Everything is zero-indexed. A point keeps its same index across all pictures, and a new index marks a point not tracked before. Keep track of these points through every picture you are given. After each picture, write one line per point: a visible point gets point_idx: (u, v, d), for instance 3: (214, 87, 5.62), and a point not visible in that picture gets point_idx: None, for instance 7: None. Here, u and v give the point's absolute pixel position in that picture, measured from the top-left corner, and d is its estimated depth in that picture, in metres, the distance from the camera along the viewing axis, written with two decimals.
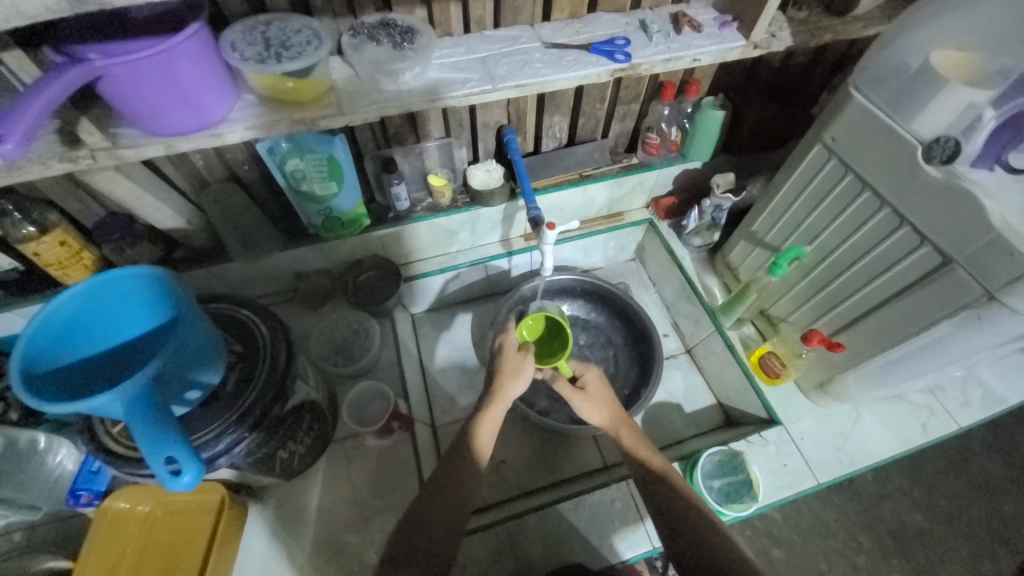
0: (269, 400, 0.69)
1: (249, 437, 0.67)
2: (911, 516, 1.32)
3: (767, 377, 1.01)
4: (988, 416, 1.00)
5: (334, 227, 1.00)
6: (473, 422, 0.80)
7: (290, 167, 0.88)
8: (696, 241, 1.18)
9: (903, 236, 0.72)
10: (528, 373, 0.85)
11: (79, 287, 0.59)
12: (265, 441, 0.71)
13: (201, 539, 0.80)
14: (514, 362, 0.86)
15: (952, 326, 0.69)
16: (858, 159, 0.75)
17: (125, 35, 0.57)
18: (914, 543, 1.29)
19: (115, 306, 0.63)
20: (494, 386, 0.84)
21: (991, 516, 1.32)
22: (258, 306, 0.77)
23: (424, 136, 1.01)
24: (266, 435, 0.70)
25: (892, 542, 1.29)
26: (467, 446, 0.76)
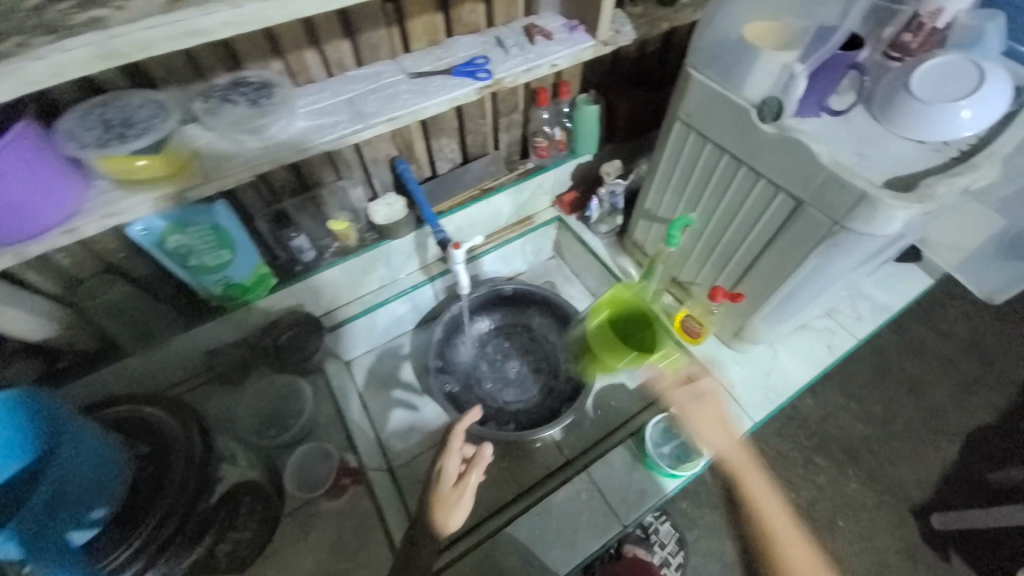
0: (186, 507, 0.67)
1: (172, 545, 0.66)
2: (856, 429, 1.44)
3: (691, 338, 1.08)
4: (878, 324, 1.13)
5: (239, 296, 0.95)
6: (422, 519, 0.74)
7: (171, 244, 0.83)
8: (602, 228, 1.25)
9: (762, 188, 0.80)
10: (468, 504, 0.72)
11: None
12: (191, 545, 0.68)
13: None
14: (450, 499, 0.71)
15: (818, 257, 0.78)
16: (710, 129, 0.83)
17: None
18: (863, 452, 1.41)
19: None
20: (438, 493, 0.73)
21: (921, 411, 1.46)
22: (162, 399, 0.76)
23: (314, 183, 0.99)
24: (189, 540, 0.68)
25: (844, 456, 1.41)
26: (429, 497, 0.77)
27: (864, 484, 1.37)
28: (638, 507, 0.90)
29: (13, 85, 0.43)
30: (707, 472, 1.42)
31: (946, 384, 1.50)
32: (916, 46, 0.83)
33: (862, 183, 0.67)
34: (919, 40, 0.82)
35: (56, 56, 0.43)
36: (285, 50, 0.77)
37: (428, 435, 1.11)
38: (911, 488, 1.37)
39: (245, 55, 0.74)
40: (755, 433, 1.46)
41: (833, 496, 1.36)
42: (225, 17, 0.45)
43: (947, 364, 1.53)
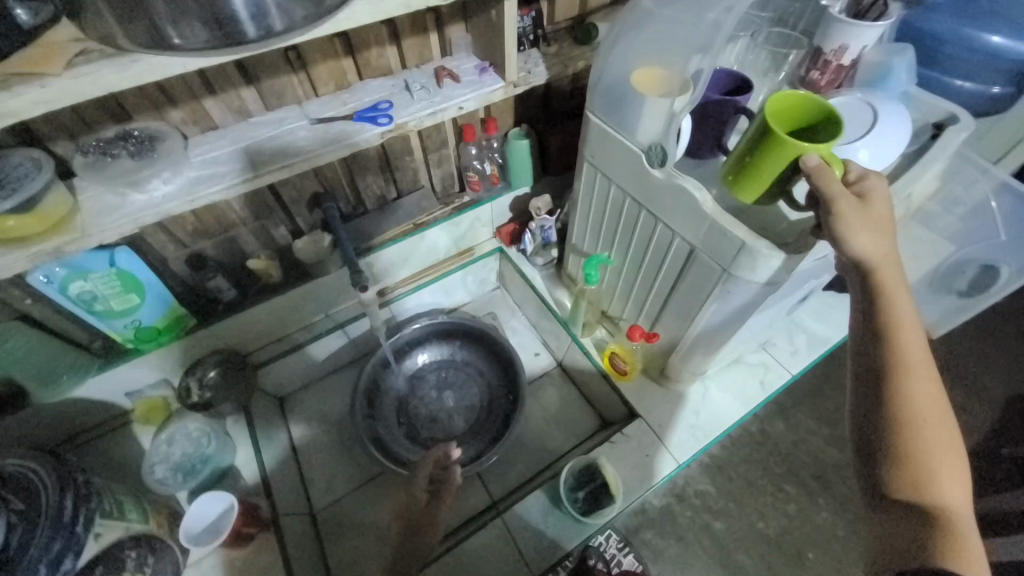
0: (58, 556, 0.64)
1: None
2: (825, 457, 1.37)
3: (617, 374, 1.06)
4: (814, 358, 1.11)
5: (151, 335, 0.95)
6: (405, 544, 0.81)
7: (74, 291, 0.83)
8: (539, 260, 1.24)
9: (661, 232, 0.80)
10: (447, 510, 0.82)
11: None
12: None
13: None
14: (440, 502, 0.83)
15: (716, 301, 0.77)
16: (613, 172, 0.83)
17: None
18: (832, 476, 1.34)
19: None
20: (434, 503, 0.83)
21: None
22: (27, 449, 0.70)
23: (232, 224, 0.99)
24: None
25: (814, 483, 1.33)
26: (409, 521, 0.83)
27: (835, 513, 1.29)
28: (551, 554, 0.87)
29: None
30: (671, 498, 1.32)
31: None
32: (826, 82, 0.81)
33: (742, 232, 0.66)
34: (829, 76, 0.80)
35: None
36: (179, 100, 0.78)
37: (356, 474, 1.09)
38: None
39: (134, 108, 0.75)
40: (721, 459, 1.38)
41: (803, 526, 1.28)
42: (31, 97, 0.48)
43: None
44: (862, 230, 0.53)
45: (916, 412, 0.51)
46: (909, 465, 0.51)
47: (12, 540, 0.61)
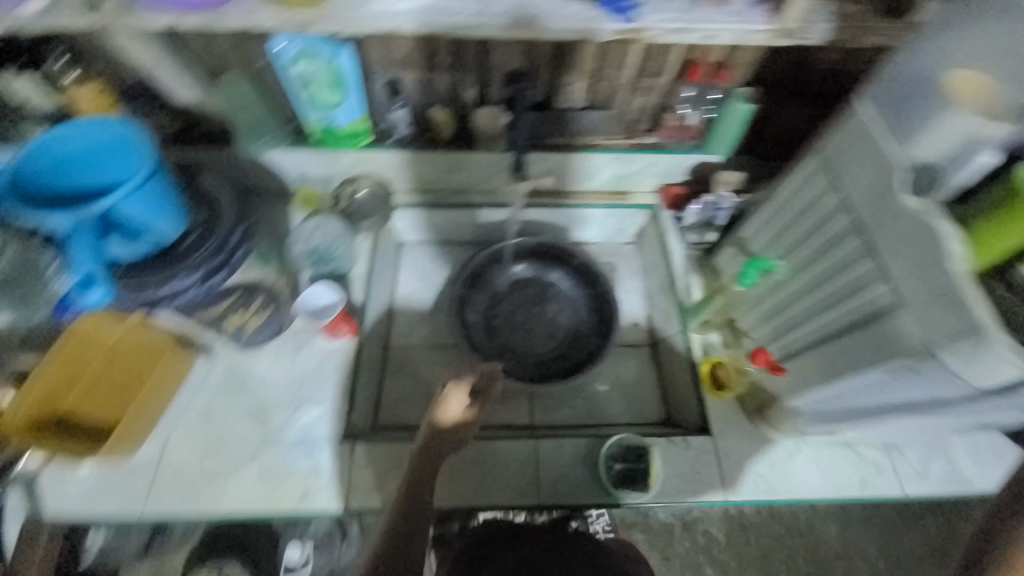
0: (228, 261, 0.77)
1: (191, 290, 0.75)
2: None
3: (712, 387, 0.99)
4: (941, 491, 0.94)
5: (332, 138, 1.06)
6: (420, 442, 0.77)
7: (295, 70, 0.92)
8: (691, 237, 1.15)
9: (864, 270, 0.67)
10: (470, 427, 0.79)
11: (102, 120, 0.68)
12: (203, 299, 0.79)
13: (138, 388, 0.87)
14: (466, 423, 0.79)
15: (887, 372, 0.65)
16: (847, 181, 0.69)
17: None
18: None
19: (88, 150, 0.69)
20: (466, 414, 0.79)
21: None
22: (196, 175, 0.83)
23: (434, 67, 1.01)
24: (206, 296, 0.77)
25: None
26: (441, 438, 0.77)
27: None
28: (563, 495, 0.90)
29: None
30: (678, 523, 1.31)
31: None
32: None
33: (985, 315, 0.52)
34: None
35: None
36: None
37: (431, 336, 1.17)
38: None
39: None
40: (749, 520, 1.31)
41: None
42: None
43: None
44: None
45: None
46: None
47: (189, 238, 0.77)
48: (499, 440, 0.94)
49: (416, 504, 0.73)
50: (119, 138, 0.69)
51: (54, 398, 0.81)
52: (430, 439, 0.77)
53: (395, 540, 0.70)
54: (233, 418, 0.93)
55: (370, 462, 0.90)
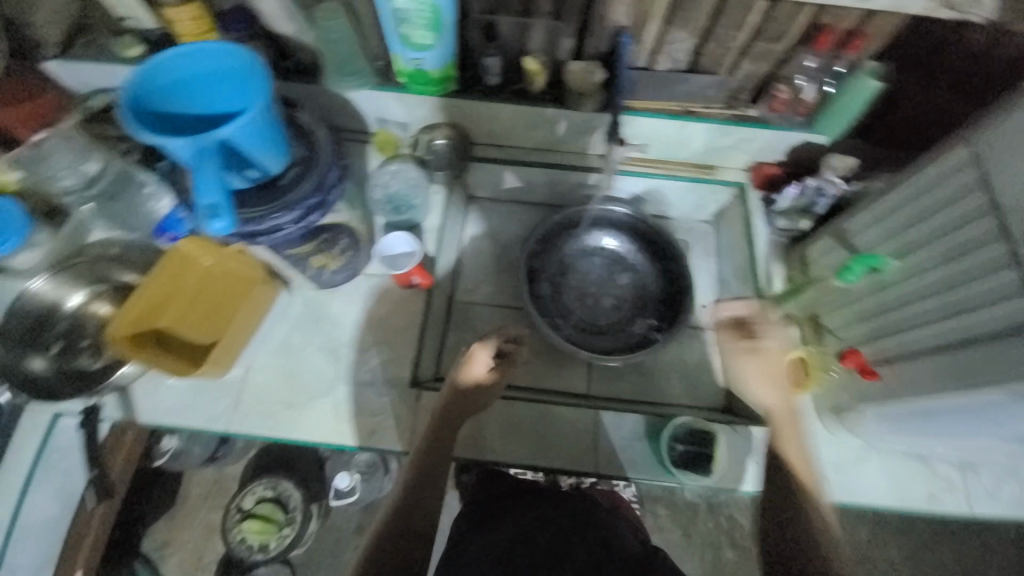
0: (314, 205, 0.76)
1: (289, 229, 0.76)
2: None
3: (787, 383, 0.94)
4: (1012, 515, 0.90)
5: (421, 81, 1.02)
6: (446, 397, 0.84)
7: (394, 6, 0.87)
8: (780, 222, 1.06)
9: (1004, 282, 0.62)
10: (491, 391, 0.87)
11: (217, 46, 0.67)
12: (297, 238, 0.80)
13: (228, 309, 0.90)
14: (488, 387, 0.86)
15: (1010, 394, 0.62)
16: (1003, 179, 0.62)
17: None
18: None
19: (203, 76, 0.69)
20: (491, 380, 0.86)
21: None
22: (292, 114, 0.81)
23: (534, 12, 0.95)
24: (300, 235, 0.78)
25: None
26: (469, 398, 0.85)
27: None
28: (610, 465, 0.93)
29: None
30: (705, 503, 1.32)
31: None
32: None
33: None
34: None
35: None
36: None
37: (494, 294, 1.17)
38: None
39: None
40: None
41: None
42: None
43: None
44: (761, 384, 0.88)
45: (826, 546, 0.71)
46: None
47: (286, 173, 0.76)
48: (560, 406, 0.96)
49: (438, 458, 0.81)
50: (231, 65, 0.69)
51: (155, 314, 0.87)
52: (456, 394, 0.84)
53: (418, 480, 0.77)
54: (308, 351, 0.97)
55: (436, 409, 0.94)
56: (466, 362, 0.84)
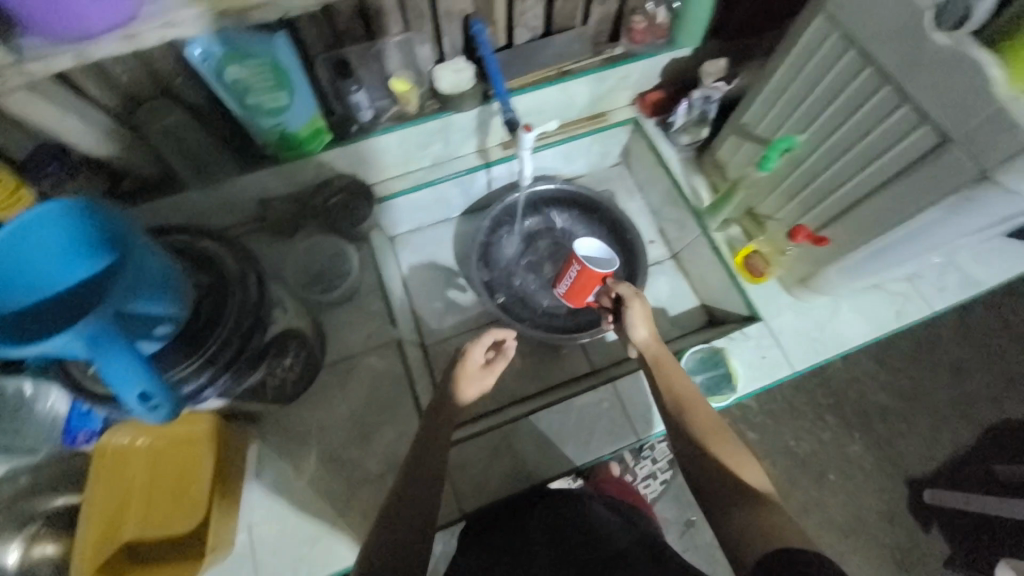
0: (245, 329, 0.67)
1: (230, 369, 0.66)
2: (916, 453, 1.32)
3: (751, 276, 1.02)
4: (961, 298, 1.02)
5: (292, 144, 0.92)
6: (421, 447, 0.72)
7: (229, 77, 0.77)
8: (683, 139, 1.11)
9: (903, 116, 0.67)
10: (477, 394, 0.79)
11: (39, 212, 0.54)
12: (247, 370, 0.71)
13: (201, 475, 0.83)
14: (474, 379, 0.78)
15: (944, 210, 0.67)
16: (861, 29, 0.67)
17: None
18: (876, 419, 1.34)
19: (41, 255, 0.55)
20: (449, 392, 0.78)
21: (951, 391, 1.36)
22: (221, 235, 0.73)
23: (380, 31, 0.88)
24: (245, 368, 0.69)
25: (857, 419, 1.34)
26: (441, 417, 0.75)
27: (868, 449, 1.32)
28: (594, 451, 0.92)
29: None
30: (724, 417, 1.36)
31: (991, 371, 1.38)
32: None
33: None
34: None
35: None
36: None
37: (464, 319, 1.12)
38: (916, 459, 1.32)
39: None
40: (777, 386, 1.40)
41: (834, 452, 1.32)
42: None
43: (998, 357, 1.39)
44: (666, 371, 0.79)
45: (718, 459, 0.68)
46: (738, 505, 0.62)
47: (203, 308, 0.67)
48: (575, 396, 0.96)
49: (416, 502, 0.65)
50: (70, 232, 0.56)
51: (119, 526, 0.79)
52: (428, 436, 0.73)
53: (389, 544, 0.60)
54: (310, 470, 0.90)
55: (467, 460, 0.92)
56: (462, 362, 0.78)
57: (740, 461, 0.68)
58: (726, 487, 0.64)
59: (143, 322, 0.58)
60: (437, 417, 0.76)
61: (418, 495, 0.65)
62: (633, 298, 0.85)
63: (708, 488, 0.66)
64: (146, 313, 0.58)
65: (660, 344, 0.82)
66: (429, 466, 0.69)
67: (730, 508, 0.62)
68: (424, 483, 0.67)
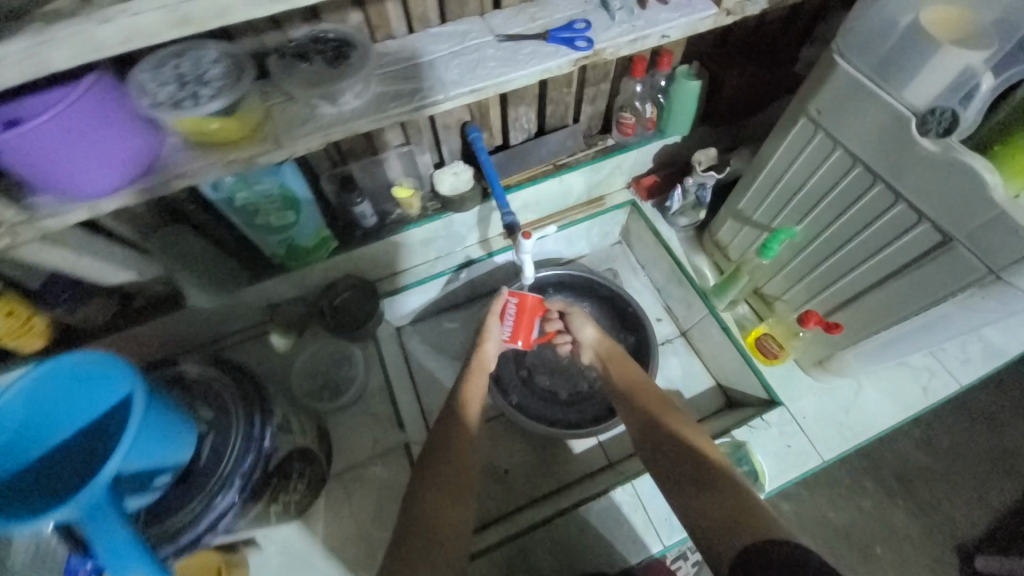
0: (249, 467, 0.65)
1: (235, 504, 0.64)
2: (963, 516, 1.21)
3: (765, 358, 0.99)
4: (990, 369, 0.97)
5: (300, 253, 0.94)
6: (439, 432, 0.79)
7: (239, 202, 0.80)
8: (682, 221, 1.13)
9: (899, 213, 0.67)
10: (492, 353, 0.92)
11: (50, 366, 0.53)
12: (251, 502, 0.68)
13: None
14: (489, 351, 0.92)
15: (955, 303, 0.66)
16: (847, 132, 0.69)
17: (34, 98, 0.52)
18: (917, 482, 1.25)
19: (56, 410, 0.55)
20: (475, 358, 0.91)
21: (993, 446, 1.27)
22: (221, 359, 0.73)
23: (381, 146, 0.92)
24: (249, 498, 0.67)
25: (895, 484, 1.25)
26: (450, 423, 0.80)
27: (912, 516, 1.22)
28: (621, 551, 0.87)
29: (78, 50, 0.45)
30: None
31: None
32: None
33: None
34: None
35: (123, 19, 0.45)
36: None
37: None
38: (962, 523, 1.21)
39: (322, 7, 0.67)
40: None
41: (876, 522, 1.22)
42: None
43: None
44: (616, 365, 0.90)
45: (683, 441, 0.74)
46: (696, 483, 0.68)
47: (202, 452, 0.64)
48: (595, 495, 0.91)
49: (440, 508, 0.71)
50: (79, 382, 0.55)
51: None
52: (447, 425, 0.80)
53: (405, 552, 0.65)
54: None
55: None
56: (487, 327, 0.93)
57: (699, 439, 0.74)
58: (688, 468, 0.70)
59: (142, 477, 0.55)
60: (446, 422, 0.81)
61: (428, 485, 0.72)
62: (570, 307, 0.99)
63: (672, 471, 0.72)
64: (146, 467, 0.55)
65: (607, 338, 0.95)
66: (441, 460, 0.75)
67: (692, 487, 0.68)
68: (436, 478, 0.73)
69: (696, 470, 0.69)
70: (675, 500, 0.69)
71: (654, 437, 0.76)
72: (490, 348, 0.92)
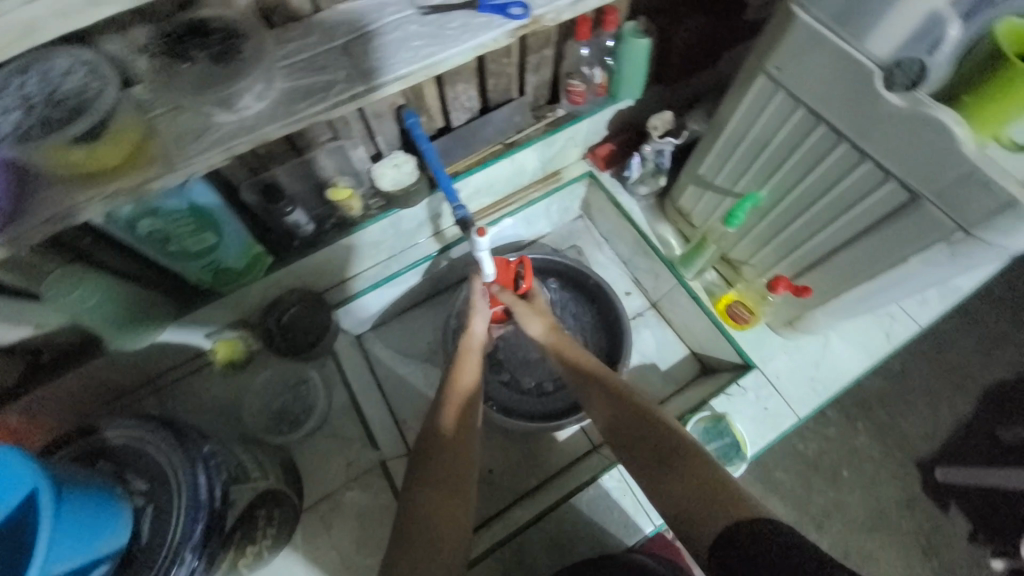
0: (202, 534, 0.58)
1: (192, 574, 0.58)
2: (917, 430, 1.28)
3: (736, 324, 0.98)
4: (947, 307, 1.00)
5: (231, 275, 0.84)
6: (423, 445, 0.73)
7: (144, 230, 0.69)
8: (642, 189, 1.08)
9: (866, 172, 0.64)
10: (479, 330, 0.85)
11: None
12: (211, 565, 0.62)
13: None
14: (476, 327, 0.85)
15: (921, 259, 0.65)
16: (810, 89, 0.64)
17: None
18: (875, 405, 1.30)
19: None
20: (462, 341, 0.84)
21: (943, 363, 1.33)
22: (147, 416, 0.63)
23: (305, 145, 0.81)
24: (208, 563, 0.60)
25: (854, 408, 1.30)
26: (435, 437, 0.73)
27: (873, 437, 1.28)
28: (616, 536, 0.86)
29: None
30: None
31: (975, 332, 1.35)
32: None
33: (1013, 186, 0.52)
34: None
35: None
36: None
37: None
38: (917, 438, 1.28)
39: None
40: None
41: (840, 448, 1.28)
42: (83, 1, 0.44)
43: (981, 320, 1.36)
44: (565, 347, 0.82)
45: (650, 420, 0.68)
46: (661, 467, 0.63)
47: (144, 528, 0.57)
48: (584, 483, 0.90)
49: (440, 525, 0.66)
50: None
51: None
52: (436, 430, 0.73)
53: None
54: None
55: None
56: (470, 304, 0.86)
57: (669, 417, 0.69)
58: (653, 453, 0.65)
59: None
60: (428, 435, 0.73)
61: (418, 517, 0.66)
62: (516, 303, 0.86)
63: (640, 458, 0.66)
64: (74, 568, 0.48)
65: (554, 333, 0.84)
66: (432, 474, 0.69)
67: (659, 471, 0.63)
68: (430, 495, 0.68)
69: (660, 455, 0.64)
70: (647, 485, 0.64)
71: (616, 424, 0.70)
72: (479, 325, 0.85)
